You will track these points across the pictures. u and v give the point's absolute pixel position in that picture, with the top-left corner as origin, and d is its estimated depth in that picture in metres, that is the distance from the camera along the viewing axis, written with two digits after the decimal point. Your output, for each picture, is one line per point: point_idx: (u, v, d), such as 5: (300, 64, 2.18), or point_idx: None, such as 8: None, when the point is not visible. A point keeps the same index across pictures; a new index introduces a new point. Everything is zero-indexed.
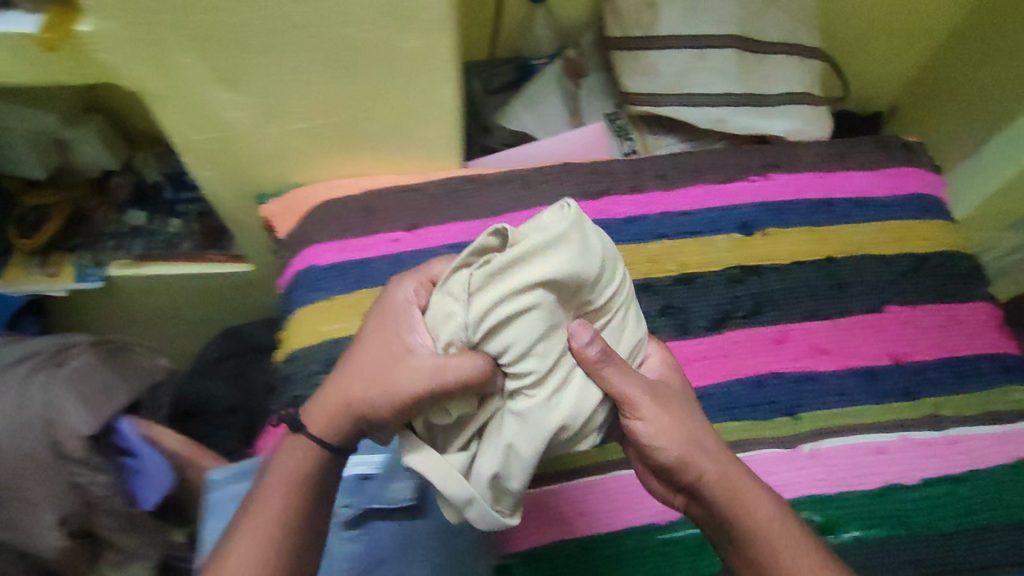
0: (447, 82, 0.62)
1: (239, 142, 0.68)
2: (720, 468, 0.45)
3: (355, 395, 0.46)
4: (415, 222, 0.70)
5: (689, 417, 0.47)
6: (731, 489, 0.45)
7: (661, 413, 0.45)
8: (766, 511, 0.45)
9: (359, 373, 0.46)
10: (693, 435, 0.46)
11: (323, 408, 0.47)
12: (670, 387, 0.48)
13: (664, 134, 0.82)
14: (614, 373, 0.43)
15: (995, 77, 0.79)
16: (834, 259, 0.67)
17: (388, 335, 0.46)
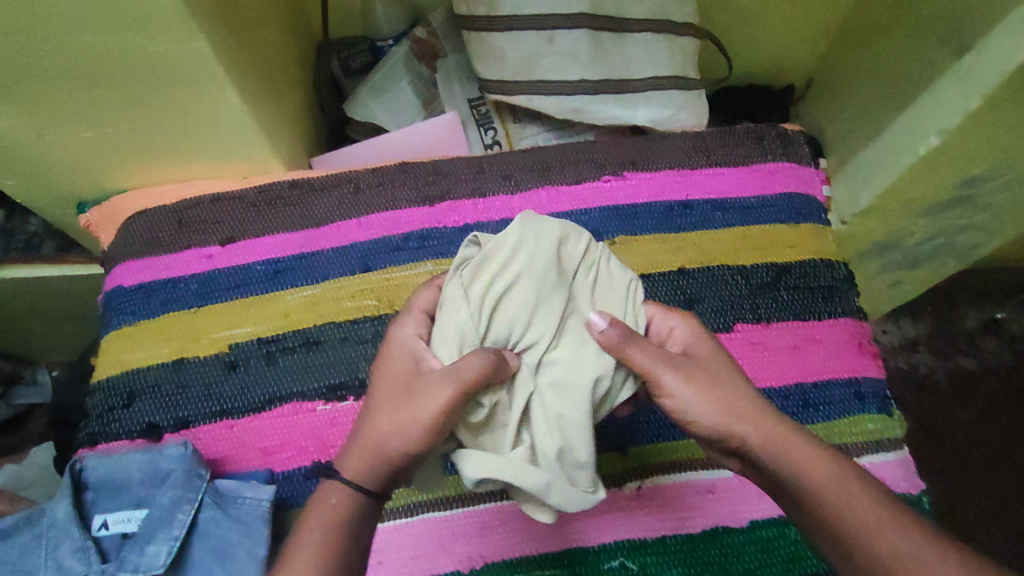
0: (229, 86, 0.55)
1: (27, 154, 0.61)
2: (764, 427, 0.44)
3: (391, 442, 0.42)
4: (232, 235, 0.63)
5: (720, 383, 0.45)
6: (779, 435, 0.44)
7: (690, 380, 0.44)
8: (811, 456, 0.43)
9: (387, 412, 0.43)
10: (735, 399, 0.44)
11: (360, 451, 0.43)
12: (692, 355, 0.47)
13: (528, 124, 0.73)
14: (636, 352, 0.42)
15: (897, 51, 0.70)
16: (685, 271, 0.61)
17: (401, 371, 0.45)
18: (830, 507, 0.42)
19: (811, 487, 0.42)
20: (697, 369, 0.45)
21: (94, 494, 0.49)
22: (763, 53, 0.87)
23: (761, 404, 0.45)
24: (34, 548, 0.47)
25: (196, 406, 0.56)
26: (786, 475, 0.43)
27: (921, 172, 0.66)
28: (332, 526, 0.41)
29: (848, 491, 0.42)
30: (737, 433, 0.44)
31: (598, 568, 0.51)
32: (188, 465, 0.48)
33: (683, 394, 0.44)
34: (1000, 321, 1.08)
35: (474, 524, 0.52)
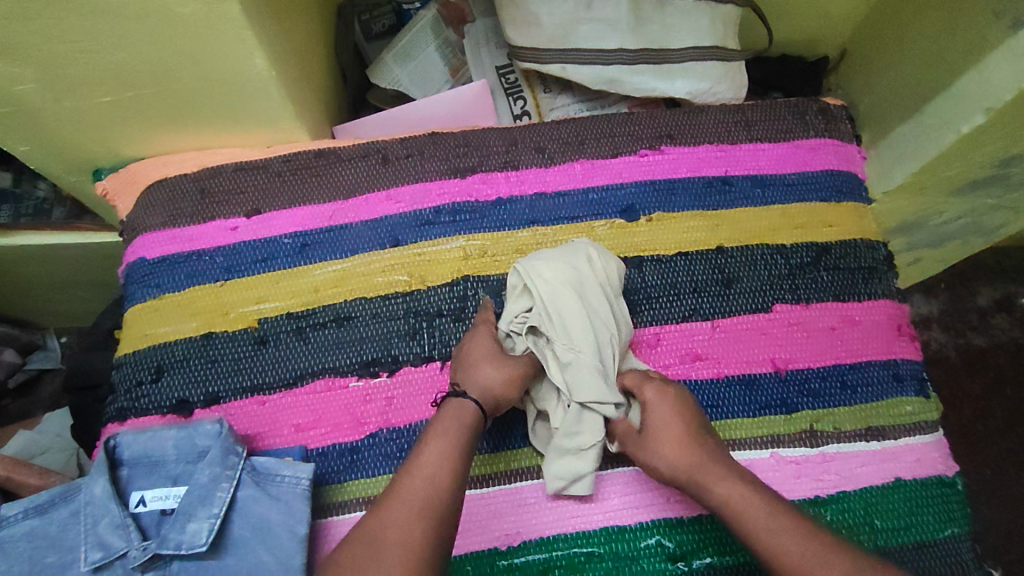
0: (258, 51, 0.53)
1: (43, 119, 0.58)
2: (683, 468, 0.49)
3: (496, 380, 0.51)
4: (258, 206, 0.61)
5: (668, 426, 0.50)
6: (692, 467, 0.48)
7: (636, 448, 0.51)
8: (727, 488, 0.47)
9: (488, 361, 0.52)
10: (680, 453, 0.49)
11: (472, 383, 0.51)
12: (648, 405, 0.51)
13: (559, 93, 0.71)
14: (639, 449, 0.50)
15: (944, 23, 0.68)
16: (724, 250, 0.60)
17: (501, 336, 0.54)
18: (749, 528, 0.45)
19: (729, 513, 0.46)
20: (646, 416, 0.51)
21: (129, 471, 0.49)
22: (798, 22, 0.84)
23: (693, 443, 0.49)
24: (72, 524, 0.46)
25: (229, 381, 0.55)
26: (710, 501, 0.47)
27: (963, 150, 0.65)
28: (445, 445, 0.47)
29: (763, 527, 0.44)
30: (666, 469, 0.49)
31: (635, 545, 0.51)
32: (223, 443, 0.47)
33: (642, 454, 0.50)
34: (1015, 299, 1.07)
35: (510, 502, 0.52)
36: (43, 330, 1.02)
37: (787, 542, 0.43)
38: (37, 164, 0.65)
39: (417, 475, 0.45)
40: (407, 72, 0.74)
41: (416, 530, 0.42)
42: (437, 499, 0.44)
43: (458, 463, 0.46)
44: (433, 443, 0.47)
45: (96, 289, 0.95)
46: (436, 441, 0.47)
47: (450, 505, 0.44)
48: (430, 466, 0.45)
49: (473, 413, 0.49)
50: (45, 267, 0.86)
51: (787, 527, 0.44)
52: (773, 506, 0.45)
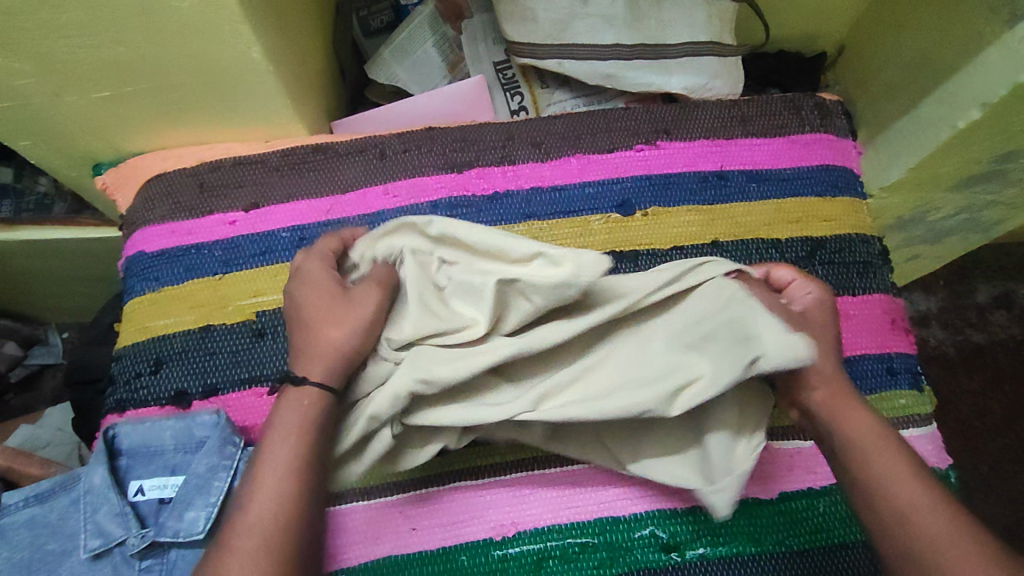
0: (255, 46, 0.53)
1: (43, 114, 0.59)
2: (829, 382, 0.44)
3: (342, 344, 0.44)
4: (256, 200, 0.61)
5: (817, 346, 0.45)
6: (837, 395, 0.44)
7: (805, 336, 0.45)
8: (865, 426, 0.43)
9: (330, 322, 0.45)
10: (825, 359, 0.45)
11: (314, 356, 0.44)
12: (808, 318, 0.47)
13: (557, 89, 0.72)
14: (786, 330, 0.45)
15: (941, 19, 0.68)
16: (719, 244, 0.60)
17: (334, 291, 0.46)
18: (874, 466, 0.41)
19: (848, 450, 0.42)
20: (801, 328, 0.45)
21: (128, 460, 0.50)
22: (796, 18, 0.84)
23: (837, 370, 0.45)
24: (72, 512, 0.47)
25: (227, 373, 0.56)
26: (834, 431, 0.43)
27: (959, 145, 0.65)
28: (298, 440, 0.42)
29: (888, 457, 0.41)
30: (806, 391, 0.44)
31: (629, 536, 0.51)
32: (221, 433, 0.48)
33: (785, 337, 0.45)
34: (1015, 296, 1.07)
35: (506, 493, 0.52)
36: (46, 325, 1.03)
37: (912, 494, 0.39)
38: (38, 158, 0.66)
39: (274, 464, 0.41)
40: (405, 68, 0.75)
41: (280, 531, 0.39)
42: (293, 499, 0.40)
43: (312, 458, 0.41)
44: (284, 436, 0.42)
45: (97, 285, 0.96)
46: (282, 431, 0.42)
47: (303, 512, 0.40)
48: (283, 460, 0.41)
49: (320, 393, 0.43)
50: (46, 262, 0.87)
51: (892, 453, 0.41)
52: (902, 445, 0.42)
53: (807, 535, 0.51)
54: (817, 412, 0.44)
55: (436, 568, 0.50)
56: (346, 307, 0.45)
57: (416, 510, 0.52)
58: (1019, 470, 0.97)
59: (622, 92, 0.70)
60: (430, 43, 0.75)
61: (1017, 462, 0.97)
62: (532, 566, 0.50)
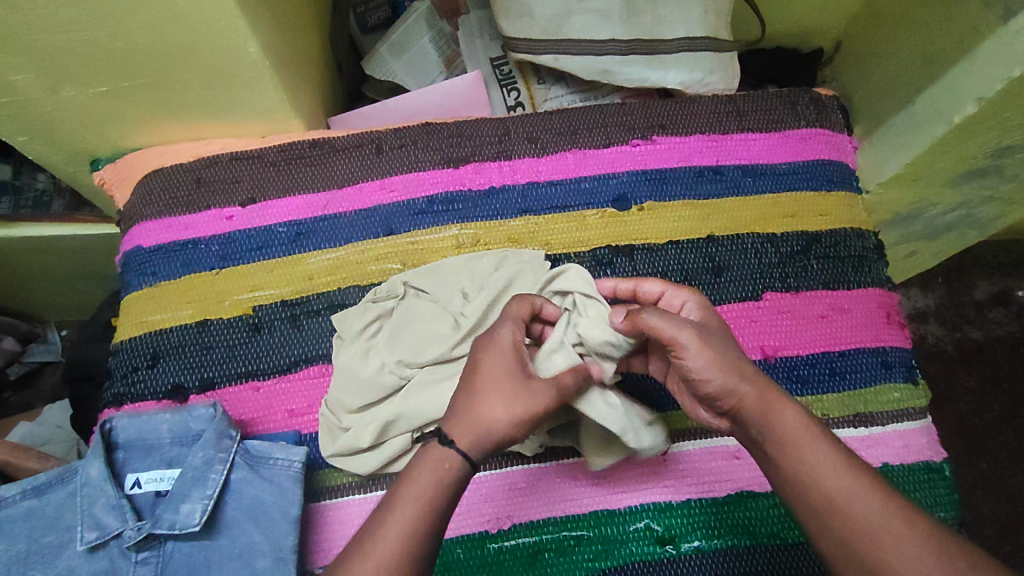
0: (251, 41, 0.53)
1: (41, 110, 0.59)
2: (753, 383, 0.43)
3: (502, 425, 0.41)
4: (253, 195, 0.61)
5: (724, 346, 0.45)
6: (758, 393, 0.43)
7: (700, 342, 0.44)
8: (793, 420, 0.42)
9: (497, 398, 0.42)
10: (732, 357, 0.44)
11: (466, 423, 0.41)
12: (704, 325, 0.47)
13: (553, 84, 0.72)
14: (693, 343, 0.44)
15: (937, 15, 0.68)
16: (714, 238, 0.61)
17: (509, 365, 0.43)
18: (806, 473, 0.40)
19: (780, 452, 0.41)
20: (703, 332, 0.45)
21: (125, 453, 0.50)
22: (793, 14, 0.84)
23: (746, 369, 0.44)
24: (70, 504, 0.47)
25: (224, 367, 0.56)
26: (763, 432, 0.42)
27: (955, 140, 0.65)
28: (427, 495, 0.39)
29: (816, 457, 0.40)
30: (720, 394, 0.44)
31: (623, 528, 0.51)
32: (217, 426, 0.48)
33: (690, 355, 0.44)
34: (1013, 293, 1.08)
35: (502, 486, 0.52)
36: (45, 323, 1.03)
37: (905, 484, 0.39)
38: (37, 155, 0.66)
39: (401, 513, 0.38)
40: (402, 64, 0.75)
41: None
42: (417, 548, 0.38)
43: (436, 523, 0.39)
44: (420, 482, 0.39)
45: (97, 281, 0.96)
46: (419, 481, 0.39)
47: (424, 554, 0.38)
48: (410, 511, 0.38)
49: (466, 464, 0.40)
50: (45, 259, 0.87)
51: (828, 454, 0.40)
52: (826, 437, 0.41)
53: (802, 528, 0.51)
54: (739, 414, 0.44)
55: (433, 561, 0.50)
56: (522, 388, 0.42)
57: None
58: (1017, 466, 0.97)
59: (618, 88, 0.71)
60: (427, 40, 0.75)
61: (1015, 458, 0.97)
62: (527, 559, 0.50)
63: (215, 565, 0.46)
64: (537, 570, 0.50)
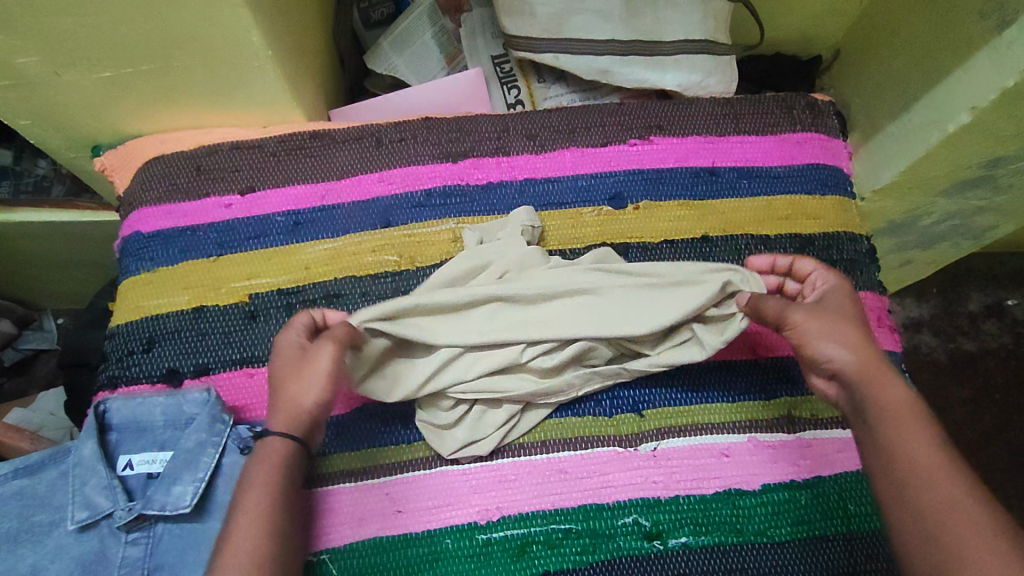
0: (254, 31, 0.54)
1: (44, 93, 0.59)
2: (860, 357, 0.46)
3: (303, 400, 0.47)
4: (251, 185, 0.62)
5: (836, 317, 0.48)
6: (872, 367, 0.46)
7: (812, 316, 0.48)
8: (901, 395, 0.44)
9: (290, 376, 0.48)
10: (842, 330, 0.47)
11: (281, 408, 0.47)
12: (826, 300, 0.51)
13: (553, 83, 0.73)
14: (803, 319, 0.48)
15: (933, 24, 0.69)
16: (708, 238, 0.61)
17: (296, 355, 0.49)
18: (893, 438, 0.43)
19: (874, 414, 0.44)
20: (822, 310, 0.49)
21: (118, 435, 0.50)
22: (792, 21, 0.84)
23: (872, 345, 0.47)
24: (63, 483, 0.47)
25: (219, 353, 0.56)
26: (865, 398, 0.45)
27: (949, 149, 0.65)
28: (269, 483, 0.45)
29: (915, 439, 0.42)
30: (830, 355, 0.47)
31: (610, 523, 0.52)
32: (210, 410, 0.48)
33: (811, 328, 0.48)
34: (1007, 305, 1.08)
35: (491, 477, 0.53)
36: (41, 309, 1.04)
37: None
38: (38, 140, 0.67)
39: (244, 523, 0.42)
40: (405, 60, 0.76)
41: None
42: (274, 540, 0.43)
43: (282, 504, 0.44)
44: (261, 482, 0.44)
45: (95, 269, 0.96)
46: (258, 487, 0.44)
47: (282, 540, 0.43)
48: (252, 521, 0.43)
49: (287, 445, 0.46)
50: (44, 245, 0.87)
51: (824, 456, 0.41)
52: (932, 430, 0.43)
53: (788, 528, 0.52)
54: (847, 380, 0.46)
55: (421, 550, 0.50)
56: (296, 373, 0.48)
57: (401, 494, 0.52)
58: (1008, 479, 0.97)
59: (617, 88, 0.71)
60: (431, 37, 0.76)
61: (1006, 470, 0.98)
62: (515, 550, 0.51)
63: (204, 547, 0.47)
64: (525, 562, 0.50)
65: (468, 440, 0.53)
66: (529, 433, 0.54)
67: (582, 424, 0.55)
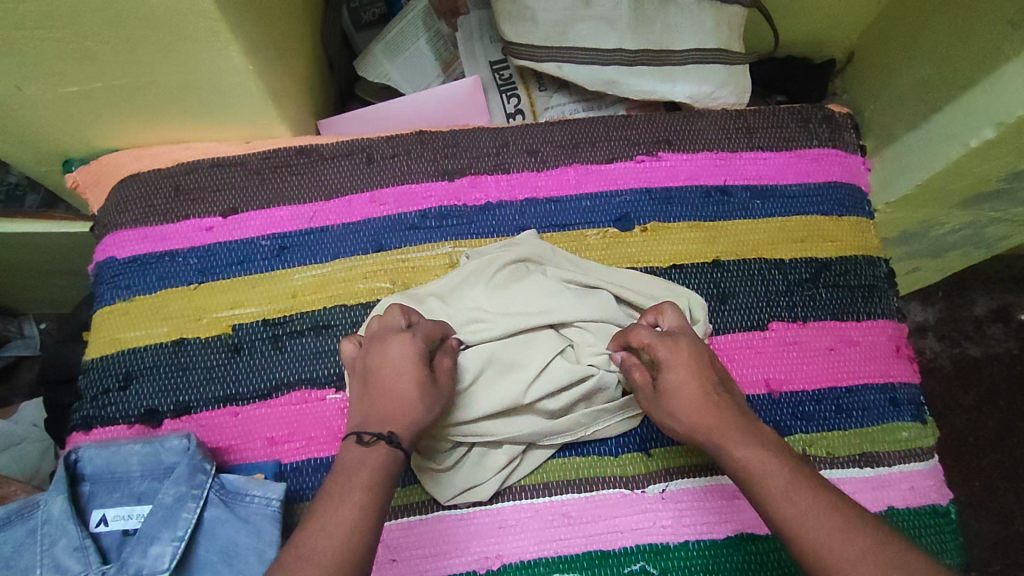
0: (231, 42, 0.49)
1: (6, 109, 0.55)
2: (699, 427, 0.43)
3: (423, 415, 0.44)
4: (234, 206, 0.58)
5: (683, 385, 0.45)
6: (709, 427, 0.43)
7: (656, 406, 0.46)
8: (752, 453, 0.41)
9: (404, 390, 0.44)
10: (684, 408, 0.44)
11: (394, 413, 0.43)
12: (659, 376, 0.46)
13: (555, 92, 0.68)
14: (650, 401, 0.47)
15: (956, 31, 0.65)
16: (719, 263, 0.58)
17: (416, 362, 0.45)
18: None
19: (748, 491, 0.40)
20: (658, 392, 0.46)
21: (91, 487, 0.47)
22: (805, 23, 0.80)
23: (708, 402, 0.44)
24: (28, 545, 0.43)
25: (202, 391, 0.53)
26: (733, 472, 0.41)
27: (971, 162, 0.62)
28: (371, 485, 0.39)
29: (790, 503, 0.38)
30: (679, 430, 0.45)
31: (617, 570, 0.49)
32: (190, 460, 0.45)
33: (659, 413, 0.46)
34: (1014, 310, 1.06)
35: (491, 523, 0.50)
36: (20, 316, 0.98)
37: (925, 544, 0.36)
38: (3, 155, 0.62)
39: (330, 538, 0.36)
40: (399, 65, 0.72)
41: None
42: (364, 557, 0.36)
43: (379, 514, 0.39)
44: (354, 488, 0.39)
45: (75, 279, 0.92)
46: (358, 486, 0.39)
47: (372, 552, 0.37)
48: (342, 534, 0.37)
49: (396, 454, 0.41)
50: (18, 255, 0.83)
51: (823, 504, 0.39)
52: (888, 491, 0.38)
53: (803, 572, 0.50)
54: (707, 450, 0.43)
55: None
56: (413, 389, 0.44)
57: (398, 541, 0.49)
58: (1010, 487, 0.96)
59: (622, 98, 0.68)
60: (426, 41, 0.72)
61: (1008, 478, 0.96)
62: None
63: None
64: None
65: (471, 487, 0.50)
66: (532, 474, 0.52)
67: (587, 464, 0.52)
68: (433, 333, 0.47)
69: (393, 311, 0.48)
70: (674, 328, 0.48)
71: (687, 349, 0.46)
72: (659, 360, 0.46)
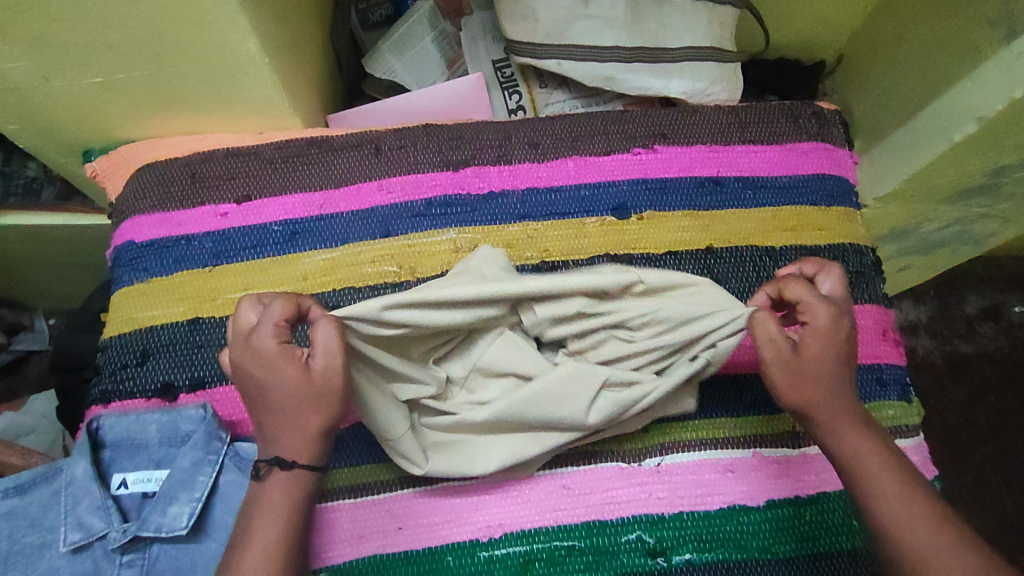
0: (250, 36, 0.52)
1: (33, 98, 0.57)
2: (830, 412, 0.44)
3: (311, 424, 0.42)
4: (247, 193, 0.60)
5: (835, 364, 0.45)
6: (836, 416, 0.44)
7: (795, 373, 0.44)
8: (856, 442, 0.44)
9: (279, 404, 0.41)
10: (826, 387, 0.44)
11: (282, 430, 0.42)
12: (810, 347, 0.44)
13: (555, 89, 0.72)
14: (786, 373, 0.44)
15: (939, 33, 0.68)
16: (713, 250, 0.61)
17: (285, 372, 0.41)
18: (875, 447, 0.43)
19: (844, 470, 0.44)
20: (803, 360, 0.44)
21: (112, 453, 0.49)
22: (796, 25, 0.83)
23: (839, 391, 0.45)
24: (54, 504, 0.46)
25: (216, 367, 0.55)
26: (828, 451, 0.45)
27: (954, 157, 0.64)
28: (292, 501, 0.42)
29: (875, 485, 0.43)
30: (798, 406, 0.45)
31: (614, 539, 0.51)
32: (206, 428, 0.47)
33: (789, 381, 0.44)
34: (1004, 309, 1.08)
35: (494, 494, 0.52)
36: (31, 310, 1.00)
37: None
38: (28, 144, 0.65)
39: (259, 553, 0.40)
40: (405, 63, 0.75)
41: None
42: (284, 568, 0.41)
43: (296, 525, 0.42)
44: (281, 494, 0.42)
45: (88, 271, 0.95)
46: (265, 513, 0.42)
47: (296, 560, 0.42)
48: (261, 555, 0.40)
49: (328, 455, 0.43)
50: (35, 246, 0.85)
51: None
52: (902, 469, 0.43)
53: (790, 542, 0.52)
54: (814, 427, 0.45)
55: (423, 567, 0.50)
56: (292, 397, 0.41)
57: (403, 509, 0.51)
58: (1001, 481, 0.97)
59: (620, 95, 0.71)
60: (432, 40, 0.75)
61: (999, 472, 0.98)
62: (518, 568, 0.50)
63: (202, 568, 0.46)
64: None
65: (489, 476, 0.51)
66: None
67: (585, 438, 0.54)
68: (282, 320, 0.42)
69: (246, 308, 0.43)
70: (833, 301, 0.46)
71: (844, 330, 0.45)
72: (815, 332, 0.45)
